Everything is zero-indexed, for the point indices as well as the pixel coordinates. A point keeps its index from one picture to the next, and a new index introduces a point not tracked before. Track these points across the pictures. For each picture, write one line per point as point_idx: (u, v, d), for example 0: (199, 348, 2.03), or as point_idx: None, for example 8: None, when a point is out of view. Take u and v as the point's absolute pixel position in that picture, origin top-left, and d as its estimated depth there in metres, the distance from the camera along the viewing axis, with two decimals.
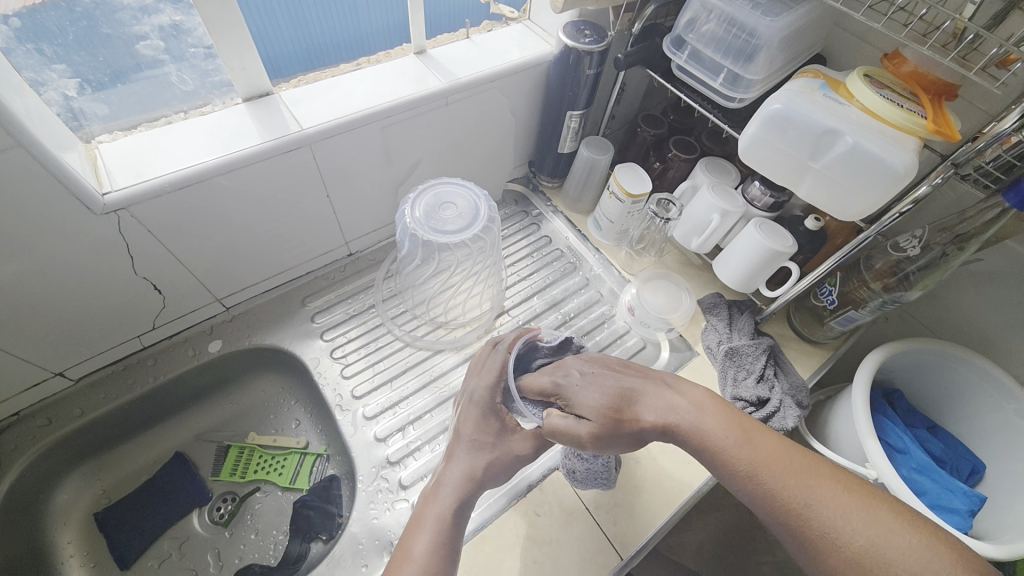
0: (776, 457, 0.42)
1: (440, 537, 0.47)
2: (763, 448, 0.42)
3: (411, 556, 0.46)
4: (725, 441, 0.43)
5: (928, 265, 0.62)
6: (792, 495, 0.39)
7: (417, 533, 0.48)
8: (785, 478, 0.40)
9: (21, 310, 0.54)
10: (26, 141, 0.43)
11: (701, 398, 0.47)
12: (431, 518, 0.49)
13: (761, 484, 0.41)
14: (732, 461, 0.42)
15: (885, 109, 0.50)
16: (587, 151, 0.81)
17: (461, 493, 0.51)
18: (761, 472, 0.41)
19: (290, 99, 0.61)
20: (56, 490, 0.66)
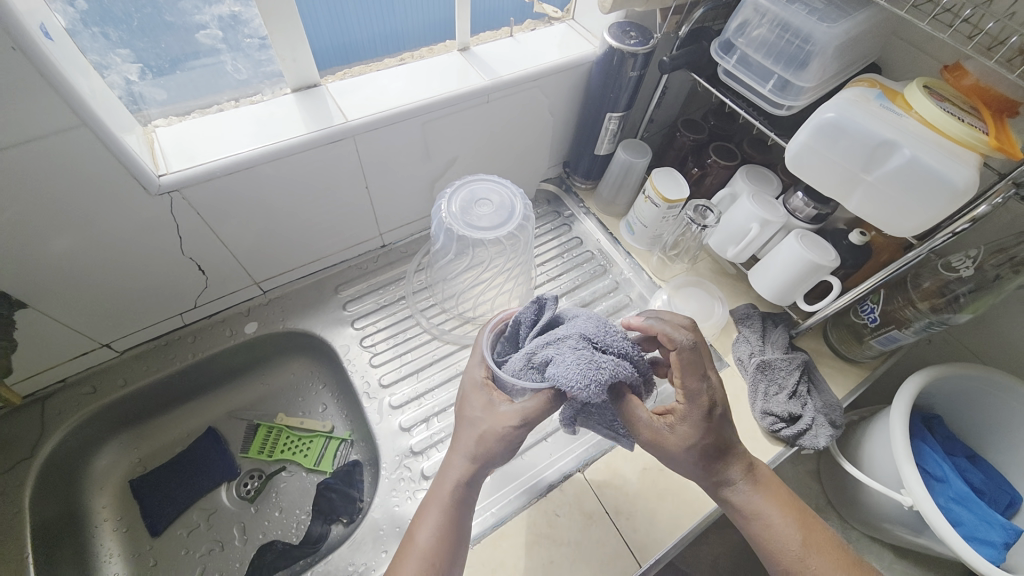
0: (822, 550, 0.49)
1: (447, 527, 0.47)
2: (813, 541, 0.49)
3: (417, 545, 0.46)
4: (783, 526, 0.50)
5: (978, 287, 0.59)
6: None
7: (424, 519, 0.48)
8: (829, 574, 0.47)
9: (75, 283, 0.57)
10: (91, 122, 0.45)
11: (764, 479, 0.53)
12: (437, 504, 0.48)
13: (802, 568, 0.48)
14: (782, 547, 0.49)
15: (946, 122, 0.48)
16: (624, 154, 0.81)
17: (465, 476, 0.49)
18: (808, 558, 0.48)
19: (336, 91, 0.63)
20: (97, 454, 0.69)
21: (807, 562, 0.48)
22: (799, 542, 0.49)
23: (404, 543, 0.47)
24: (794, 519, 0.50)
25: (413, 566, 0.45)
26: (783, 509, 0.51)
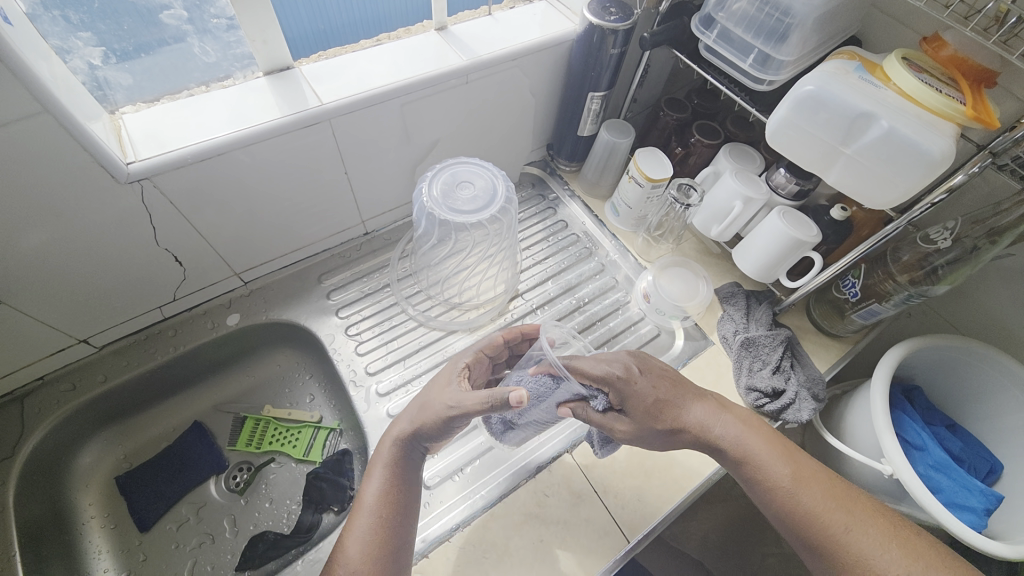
0: (812, 481, 0.49)
1: (391, 483, 0.51)
2: (803, 475, 0.50)
3: (364, 502, 0.51)
4: (771, 463, 0.50)
5: (957, 259, 0.60)
6: (826, 517, 0.47)
7: (370, 478, 0.52)
8: (820, 503, 0.48)
9: (47, 277, 0.55)
10: (53, 107, 0.43)
11: (745, 419, 0.54)
12: (380, 464, 0.53)
13: (795, 502, 0.48)
14: (772, 483, 0.50)
15: (924, 94, 0.49)
16: (607, 134, 0.80)
17: (402, 445, 0.53)
18: (799, 492, 0.49)
19: (310, 74, 0.61)
20: (79, 452, 0.68)
21: (798, 493, 0.49)
22: (788, 477, 0.50)
23: (355, 502, 0.51)
24: (781, 455, 0.51)
25: (364, 518, 0.49)
26: (769, 446, 0.52)
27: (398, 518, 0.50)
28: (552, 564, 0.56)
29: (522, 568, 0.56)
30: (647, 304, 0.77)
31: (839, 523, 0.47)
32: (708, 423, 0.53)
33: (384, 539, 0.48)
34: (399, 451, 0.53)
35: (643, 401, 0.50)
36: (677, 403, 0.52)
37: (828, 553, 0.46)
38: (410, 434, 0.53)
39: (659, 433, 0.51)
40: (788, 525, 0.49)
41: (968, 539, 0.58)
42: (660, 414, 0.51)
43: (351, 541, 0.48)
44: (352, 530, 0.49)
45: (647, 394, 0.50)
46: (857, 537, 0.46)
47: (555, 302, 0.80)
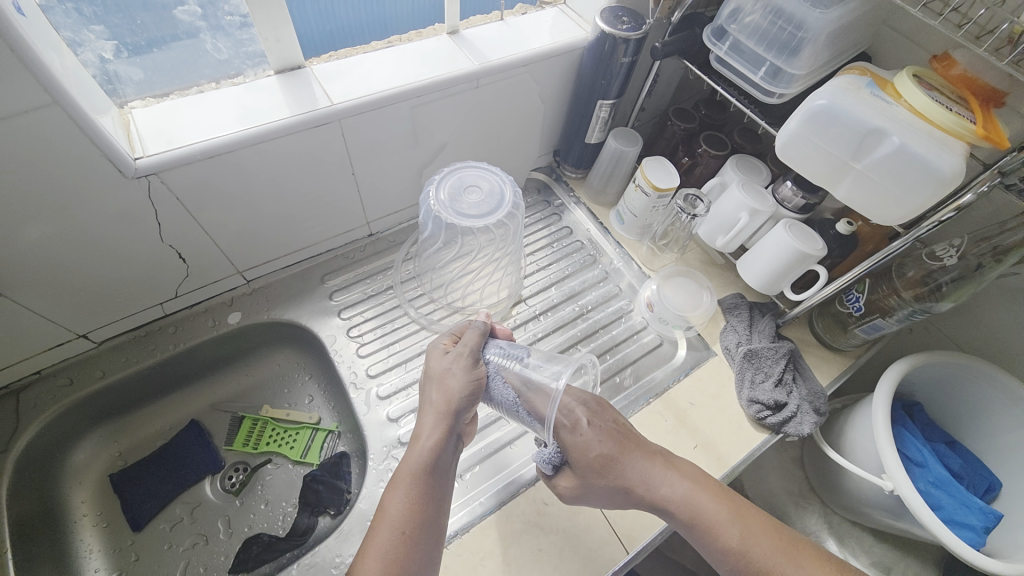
0: (765, 539, 0.50)
1: (419, 495, 0.49)
2: (752, 535, 0.50)
3: (387, 514, 0.48)
4: (719, 520, 0.50)
5: (961, 277, 0.60)
6: (779, 574, 0.47)
7: (393, 491, 0.50)
8: (773, 561, 0.48)
9: (48, 270, 0.54)
10: (63, 100, 0.43)
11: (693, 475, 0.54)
12: (405, 477, 0.50)
13: (749, 559, 0.49)
14: (723, 543, 0.50)
15: (935, 112, 0.49)
16: (615, 142, 0.80)
17: (432, 445, 0.52)
18: (750, 550, 0.49)
19: (321, 73, 0.61)
20: (73, 449, 0.67)
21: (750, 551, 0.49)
22: (737, 535, 0.50)
23: (376, 516, 0.49)
24: (729, 512, 0.51)
25: (388, 532, 0.47)
26: (717, 502, 0.52)
27: (424, 533, 0.48)
28: (550, 573, 0.56)
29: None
30: (650, 313, 0.77)
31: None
32: (656, 489, 0.52)
33: (408, 554, 0.46)
34: (428, 455, 0.52)
35: (586, 453, 0.54)
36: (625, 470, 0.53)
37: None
38: (443, 431, 0.53)
39: (608, 495, 0.54)
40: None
41: (968, 557, 0.57)
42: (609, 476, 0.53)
43: (372, 557, 0.45)
44: (372, 544, 0.46)
45: (595, 448, 0.54)
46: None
47: (558, 308, 0.80)
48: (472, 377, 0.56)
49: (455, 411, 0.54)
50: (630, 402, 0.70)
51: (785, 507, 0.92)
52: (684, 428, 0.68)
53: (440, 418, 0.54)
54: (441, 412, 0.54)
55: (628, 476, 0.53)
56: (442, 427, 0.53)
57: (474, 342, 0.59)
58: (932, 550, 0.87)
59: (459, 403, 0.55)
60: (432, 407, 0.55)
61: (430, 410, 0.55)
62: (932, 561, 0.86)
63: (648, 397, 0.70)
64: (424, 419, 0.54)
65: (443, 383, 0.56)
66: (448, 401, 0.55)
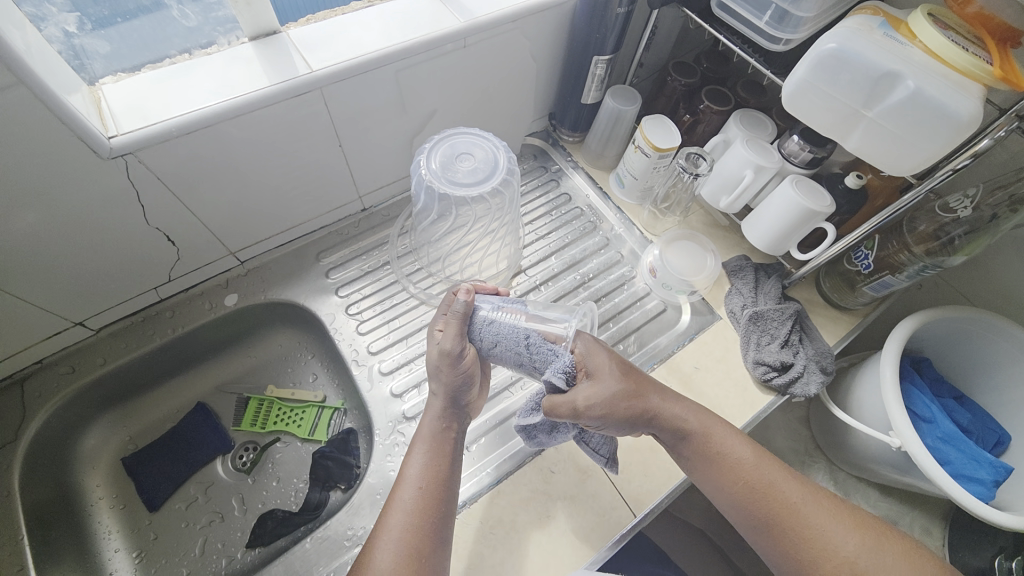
0: (770, 465, 0.52)
1: (434, 459, 0.51)
2: (762, 456, 0.52)
3: (405, 478, 0.49)
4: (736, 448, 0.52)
5: (973, 229, 0.58)
6: (783, 496, 0.50)
7: (410, 457, 0.51)
8: (778, 483, 0.51)
9: (38, 259, 0.54)
10: (28, 79, 0.41)
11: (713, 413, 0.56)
12: (420, 445, 0.52)
13: (760, 480, 0.51)
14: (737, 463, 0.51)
15: (951, 52, 0.46)
16: (612, 101, 0.77)
17: (440, 416, 0.54)
18: (764, 472, 0.51)
19: (299, 40, 0.58)
20: (83, 435, 0.68)
21: (761, 471, 0.51)
22: (751, 457, 0.52)
23: (395, 481, 0.50)
24: (742, 439, 0.53)
25: (406, 492, 0.48)
26: (741, 438, 0.53)
27: (443, 493, 0.49)
28: (558, 538, 0.57)
29: (528, 542, 0.56)
30: (653, 278, 0.76)
31: (796, 511, 0.49)
32: (670, 408, 0.53)
33: (428, 509, 0.47)
34: (437, 424, 0.54)
35: (603, 367, 0.51)
36: (641, 390, 0.52)
37: (785, 534, 0.49)
38: (443, 407, 0.55)
39: (624, 414, 0.50)
40: (747, 504, 0.50)
41: (975, 509, 0.58)
42: (628, 392, 0.50)
43: (394, 515, 0.47)
44: (394, 504, 0.48)
45: (613, 365, 0.52)
46: (810, 514, 0.49)
47: (559, 278, 0.78)
48: (463, 367, 0.54)
49: (455, 392, 0.55)
50: None
51: (791, 466, 0.93)
52: (689, 393, 0.67)
53: (442, 397, 0.55)
54: (443, 392, 0.55)
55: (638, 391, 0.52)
56: (445, 402, 0.55)
57: (459, 322, 0.55)
58: (938, 501, 0.88)
59: (458, 387, 0.54)
60: (433, 392, 0.55)
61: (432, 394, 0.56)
62: (939, 513, 0.87)
63: (652, 363, 0.70)
64: (430, 399, 0.56)
65: (438, 373, 0.55)
66: (448, 386, 0.54)
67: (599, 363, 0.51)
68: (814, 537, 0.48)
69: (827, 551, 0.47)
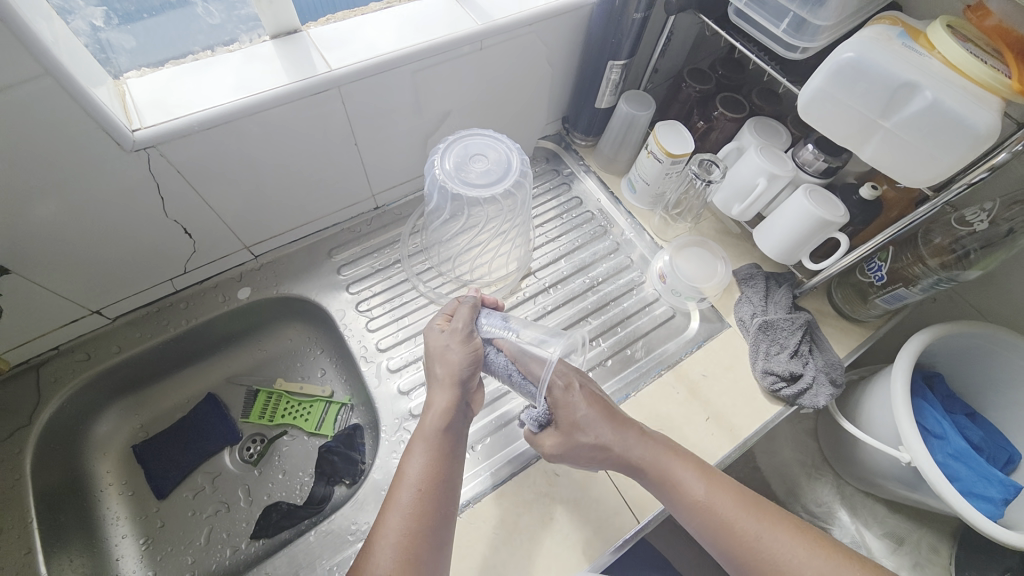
0: (724, 494, 0.50)
1: (436, 458, 0.50)
2: (715, 488, 0.51)
3: (405, 478, 0.49)
4: (686, 482, 0.51)
5: (990, 243, 0.58)
6: (743, 529, 0.48)
7: (410, 456, 0.51)
8: (736, 514, 0.49)
9: (59, 247, 0.55)
10: (56, 71, 0.42)
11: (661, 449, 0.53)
12: (421, 443, 0.51)
13: (713, 514, 0.49)
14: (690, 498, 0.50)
15: (971, 64, 0.45)
16: (627, 106, 0.77)
17: (444, 413, 0.53)
18: (715, 505, 0.50)
19: (319, 38, 0.59)
20: (96, 421, 0.69)
21: (719, 502, 0.50)
22: (702, 490, 0.51)
23: (395, 478, 0.50)
24: (697, 470, 0.52)
25: (406, 492, 0.48)
26: (685, 464, 0.52)
27: (444, 493, 0.49)
28: (560, 541, 0.57)
29: (530, 543, 0.56)
30: (662, 284, 0.75)
31: (760, 541, 0.48)
32: (639, 449, 0.53)
33: (426, 513, 0.47)
34: (441, 420, 0.53)
35: (572, 418, 0.54)
36: (613, 430, 0.54)
37: (745, 563, 0.48)
38: (451, 398, 0.54)
39: (592, 453, 0.53)
40: (712, 537, 0.49)
41: (984, 528, 0.57)
42: (596, 434, 0.53)
43: (392, 515, 0.47)
44: (392, 504, 0.47)
45: (583, 405, 0.55)
46: (771, 543, 0.48)
47: (568, 281, 0.78)
48: (473, 347, 0.57)
49: (461, 380, 0.55)
50: (641, 375, 0.69)
51: (797, 478, 0.92)
52: (696, 400, 0.67)
53: (448, 390, 0.54)
54: (450, 381, 0.55)
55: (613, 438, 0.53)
56: (451, 397, 0.54)
57: (468, 313, 0.60)
58: (947, 519, 0.86)
59: (464, 374, 0.55)
60: (439, 381, 0.55)
61: (436, 382, 0.56)
62: (948, 532, 0.86)
63: (658, 369, 0.70)
64: (433, 392, 0.55)
65: (443, 357, 0.56)
66: (453, 374, 0.55)
67: (578, 417, 0.54)
68: (776, 565, 0.47)
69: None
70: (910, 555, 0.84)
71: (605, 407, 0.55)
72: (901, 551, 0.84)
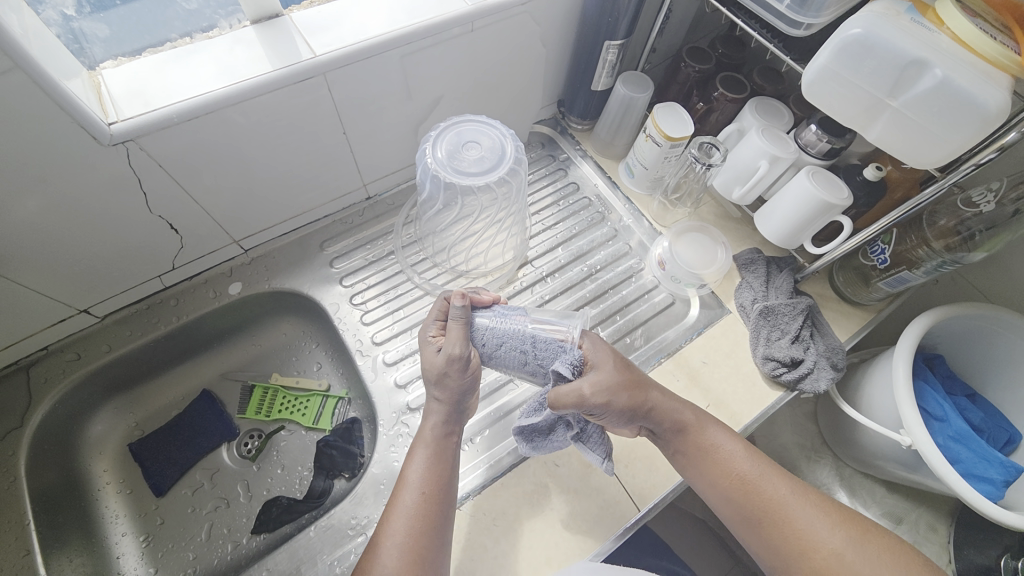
0: (758, 462, 0.51)
1: (436, 461, 0.50)
2: (750, 452, 0.52)
3: (407, 480, 0.49)
4: (721, 443, 0.52)
5: (995, 225, 0.56)
6: (769, 496, 0.49)
7: (411, 458, 0.51)
8: (765, 480, 0.50)
9: (41, 246, 0.53)
10: (25, 64, 0.40)
11: (698, 411, 0.54)
12: (422, 446, 0.51)
13: (744, 477, 0.50)
14: (723, 458, 0.51)
15: (980, 40, 0.43)
16: (624, 88, 0.74)
17: (443, 417, 0.53)
18: (746, 467, 0.51)
19: (302, 22, 0.56)
20: (90, 421, 0.68)
21: (748, 469, 0.51)
22: (737, 453, 0.52)
23: (398, 481, 0.49)
24: (731, 434, 0.53)
25: (408, 494, 0.48)
26: (718, 427, 0.53)
27: (446, 494, 0.49)
28: (561, 531, 0.56)
29: (531, 534, 0.56)
30: (662, 271, 0.74)
31: (784, 506, 0.49)
32: (666, 404, 0.52)
33: (430, 516, 0.47)
34: (440, 423, 0.53)
35: (603, 365, 0.52)
36: (640, 385, 0.52)
37: (772, 531, 0.48)
38: (446, 413, 0.53)
39: (626, 403, 0.50)
40: (737, 500, 0.50)
41: (985, 510, 0.57)
42: (628, 384, 0.51)
43: (396, 518, 0.46)
44: (395, 507, 0.47)
45: (614, 359, 0.52)
46: (799, 513, 0.48)
47: (566, 270, 0.77)
48: (469, 371, 0.53)
49: (457, 396, 0.53)
50: (640, 363, 0.68)
51: (797, 461, 0.92)
52: (697, 388, 0.66)
53: (444, 403, 0.53)
54: (444, 395, 0.53)
55: (643, 394, 0.51)
56: (449, 406, 0.53)
57: (462, 328, 0.54)
58: (944, 498, 0.87)
59: (461, 395, 0.53)
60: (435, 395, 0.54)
61: (434, 401, 0.53)
62: (946, 511, 0.86)
63: (658, 357, 0.69)
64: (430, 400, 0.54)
65: (441, 382, 0.52)
66: (448, 389, 0.53)
67: (600, 359, 0.52)
68: (802, 534, 0.47)
69: (812, 546, 0.47)
70: (908, 534, 0.84)
71: (625, 359, 0.53)
72: (900, 531, 0.85)
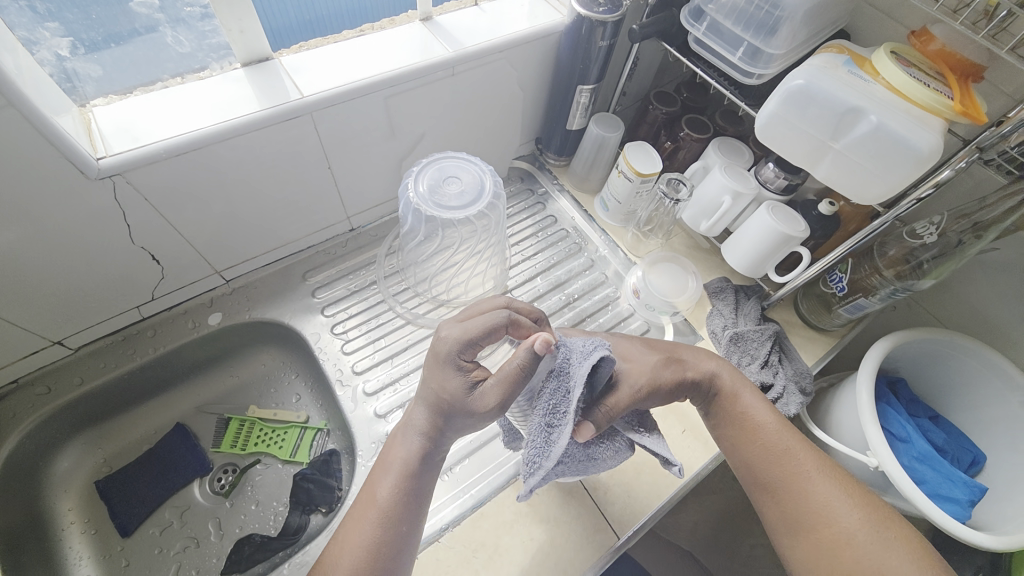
0: (789, 435, 0.53)
1: (405, 486, 0.48)
2: (783, 427, 0.54)
3: (374, 498, 0.47)
4: (759, 411, 0.55)
5: (942, 254, 0.61)
6: (794, 465, 0.51)
7: (382, 475, 0.49)
8: (792, 449, 0.52)
9: (18, 275, 0.53)
10: (18, 101, 0.41)
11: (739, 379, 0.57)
12: (396, 464, 0.49)
13: (771, 445, 0.52)
14: (757, 425, 0.54)
15: (913, 89, 0.49)
16: (596, 128, 0.79)
17: (424, 441, 0.49)
18: (779, 437, 0.53)
19: (290, 65, 0.59)
20: (56, 458, 0.66)
21: (779, 437, 0.53)
22: (774, 424, 0.54)
23: (366, 496, 0.48)
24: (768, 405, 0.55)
25: (370, 516, 0.46)
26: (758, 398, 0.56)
27: (409, 520, 0.47)
28: (541, 563, 0.56)
29: (512, 565, 0.55)
30: (636, 299, 0.77)
31: (801, 478, 0.50)
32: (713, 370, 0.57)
33: (387, 544, 0.45)
34: (421, 447, 0.49)
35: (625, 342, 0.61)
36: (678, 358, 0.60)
37: (788, 498, 0.50)
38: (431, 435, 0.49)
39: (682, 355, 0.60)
40: (762, 462, 0.52)
41: (952, 530, 0.58)
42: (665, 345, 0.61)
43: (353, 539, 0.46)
44: (356, 525, 0.46)
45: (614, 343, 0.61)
46: (819, 486, 0.50)
47: (545, 298, 0.79)
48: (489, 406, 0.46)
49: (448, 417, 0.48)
50: None
51: None
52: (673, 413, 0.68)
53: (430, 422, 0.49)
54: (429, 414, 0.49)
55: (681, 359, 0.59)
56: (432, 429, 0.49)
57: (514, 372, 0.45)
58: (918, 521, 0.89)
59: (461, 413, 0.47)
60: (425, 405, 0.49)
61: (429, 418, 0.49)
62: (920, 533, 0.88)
63: None
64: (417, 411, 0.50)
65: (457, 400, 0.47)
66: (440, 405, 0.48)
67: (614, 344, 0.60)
68: (819, 505, 0.49)
69: (825, 517, 0.48)
70: None
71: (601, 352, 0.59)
72: None
